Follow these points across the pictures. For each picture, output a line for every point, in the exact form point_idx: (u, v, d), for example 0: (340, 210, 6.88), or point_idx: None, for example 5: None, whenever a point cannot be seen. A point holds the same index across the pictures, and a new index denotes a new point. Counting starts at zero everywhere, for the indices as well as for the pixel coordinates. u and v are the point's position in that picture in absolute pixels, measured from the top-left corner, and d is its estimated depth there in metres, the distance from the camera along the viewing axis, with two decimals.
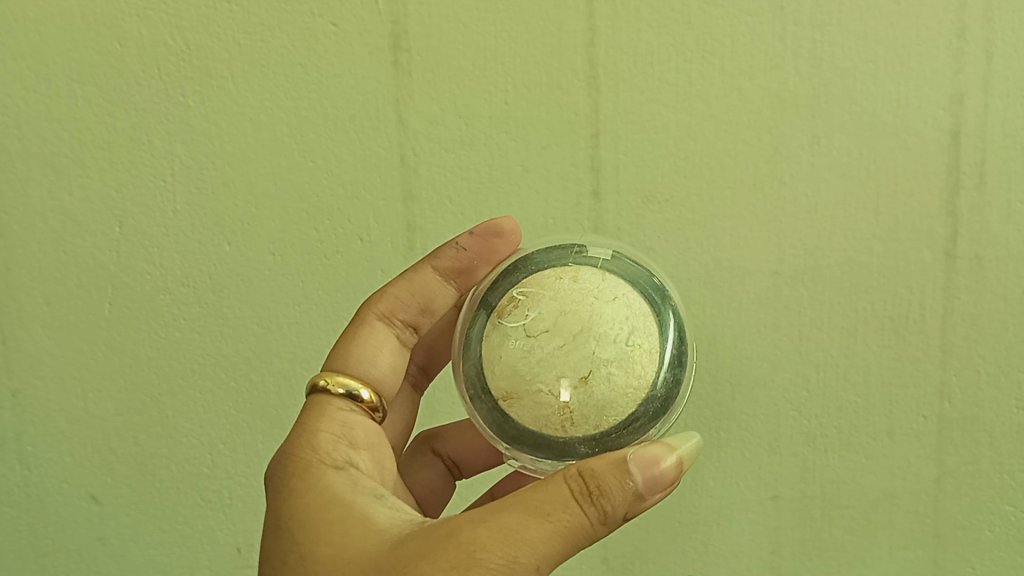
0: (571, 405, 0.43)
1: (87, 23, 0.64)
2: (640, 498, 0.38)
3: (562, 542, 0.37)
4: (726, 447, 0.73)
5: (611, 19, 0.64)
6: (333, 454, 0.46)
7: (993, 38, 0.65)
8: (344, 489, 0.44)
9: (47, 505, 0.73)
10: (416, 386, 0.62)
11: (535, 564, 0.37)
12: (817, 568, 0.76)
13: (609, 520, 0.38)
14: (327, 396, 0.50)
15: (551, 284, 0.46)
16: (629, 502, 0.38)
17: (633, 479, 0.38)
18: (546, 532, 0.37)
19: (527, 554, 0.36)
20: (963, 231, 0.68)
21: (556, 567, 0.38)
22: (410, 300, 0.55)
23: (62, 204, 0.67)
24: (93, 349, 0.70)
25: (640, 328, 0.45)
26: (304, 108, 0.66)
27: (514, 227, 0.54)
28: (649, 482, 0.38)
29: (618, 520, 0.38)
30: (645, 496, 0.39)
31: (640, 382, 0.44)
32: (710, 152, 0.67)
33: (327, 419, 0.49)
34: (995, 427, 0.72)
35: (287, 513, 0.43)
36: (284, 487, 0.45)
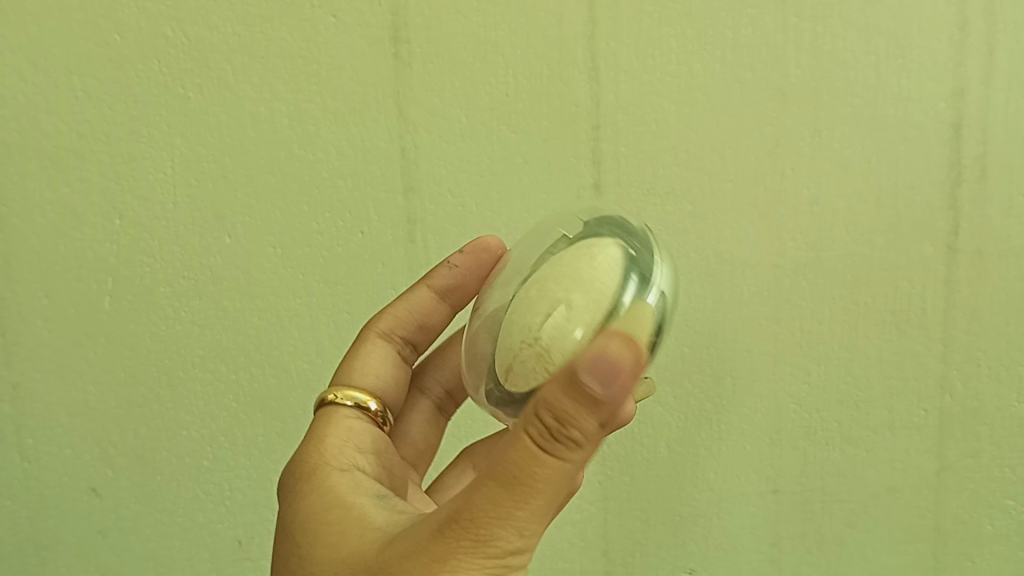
0: (545, 345, 0.42)
1: (86, 15, 0.64)
2: (608, 406, 0.34)
3: (541, 495, 0.36)
4: (727, 440, 0.73)
5: (612, 10, 0.64)
6: (338, 457, 0.47)
7: (995, 31, 0.65)
8: (346, 488, 0.45)
9: (47, 498, 0.73)
10: (443, 410, 0.63)
11: (521, 523, 0.36)
12: (817, 561, 0.76)
13: (582, 443, 0.35)
14: (335, 407, 0.52)
15: (522, 267, 0.47)
16: (596, 416, 0.34)
17: (589, 392, 0.33)
18: (520, 497, 0.35)
19: (505, 526, 0.36)
20: (964, 224, 0.68)
21: (544, 521, 0.37)
22: (407, 316, 0.57)
23: (62, 196, 0.67)
24: (93, 342, 0.70)
25: (591, 253, 0.44)
26: (304, 100, 0.65)
27: (501, 243, 0.57)
28: (607, 381, 0.33)
29: (596, 435, 0.35)
30: (612, 400, 0.34)
31: (602, 295, 0.42)
32: (712, 144, 0.67)
33: (333, 425, 0.50)
34: (996, 421, 0.72)
35: (292, 515, 0.44)
36: (291, 492, 0.46)
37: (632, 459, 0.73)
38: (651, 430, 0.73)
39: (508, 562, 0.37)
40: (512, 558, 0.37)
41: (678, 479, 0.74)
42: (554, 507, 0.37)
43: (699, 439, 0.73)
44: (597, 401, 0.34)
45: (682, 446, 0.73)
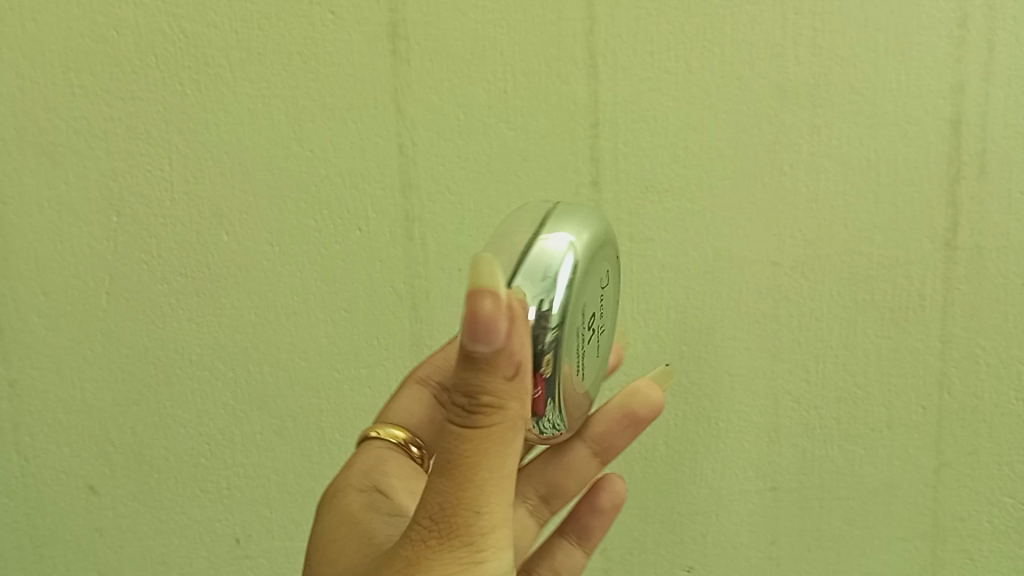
0: None
1: (83, 11, 0.64)
2: (502, 358, 0.36)
3: (479, 469, 0.38)
4: (726, 437, 0.72)
5: (610, 7, 0.64)
6: (360, 480, 0.54)
7: (994, 27, 0.65)
8: (356, 507, 0.51)
9: (45, 495, 0.73)
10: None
11: (473, 502, 0.38)
12: (816, 558, 0.76)
13: (497, 407, 0.37)
14: (372, 441, 0.58)
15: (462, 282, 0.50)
16: (497, 373, 0.37)
17: (477, 356, 0.36)
18: (460, 479, 0.38)
19: (458, 510, 0.38)
20: (964, 220, 0.68)
21: (498, 496, 0.39)
22: (446, 361, 0.62)
23: (59, 194, 0.67)
24: (91, 339, 0.69)
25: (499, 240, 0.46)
26: (303, 96, 0.65)
27: None
28: (481, 338, 0.35)
29: (507, 395, 0.37)
30: (497, 353, 0.36)
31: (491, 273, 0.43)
32: (709, 141, 0.66)
33: (360, 453, 0.57)
34: (995, 418, 0.71)
35: (316, 536, 0.51)
36: (320, 514, 0.53)
37: (631, 457, 0.73)
38: (651, 428, 0.73)
39: (480, 543, 0.39)
40: (483, 539, 0.39)
41: (677, 477, 0.74)
42: (507, 478, 0.39)
43: (698, 437, 0.73)
44: (487, 362, 0.36)
45: (681, 443, 0.73)
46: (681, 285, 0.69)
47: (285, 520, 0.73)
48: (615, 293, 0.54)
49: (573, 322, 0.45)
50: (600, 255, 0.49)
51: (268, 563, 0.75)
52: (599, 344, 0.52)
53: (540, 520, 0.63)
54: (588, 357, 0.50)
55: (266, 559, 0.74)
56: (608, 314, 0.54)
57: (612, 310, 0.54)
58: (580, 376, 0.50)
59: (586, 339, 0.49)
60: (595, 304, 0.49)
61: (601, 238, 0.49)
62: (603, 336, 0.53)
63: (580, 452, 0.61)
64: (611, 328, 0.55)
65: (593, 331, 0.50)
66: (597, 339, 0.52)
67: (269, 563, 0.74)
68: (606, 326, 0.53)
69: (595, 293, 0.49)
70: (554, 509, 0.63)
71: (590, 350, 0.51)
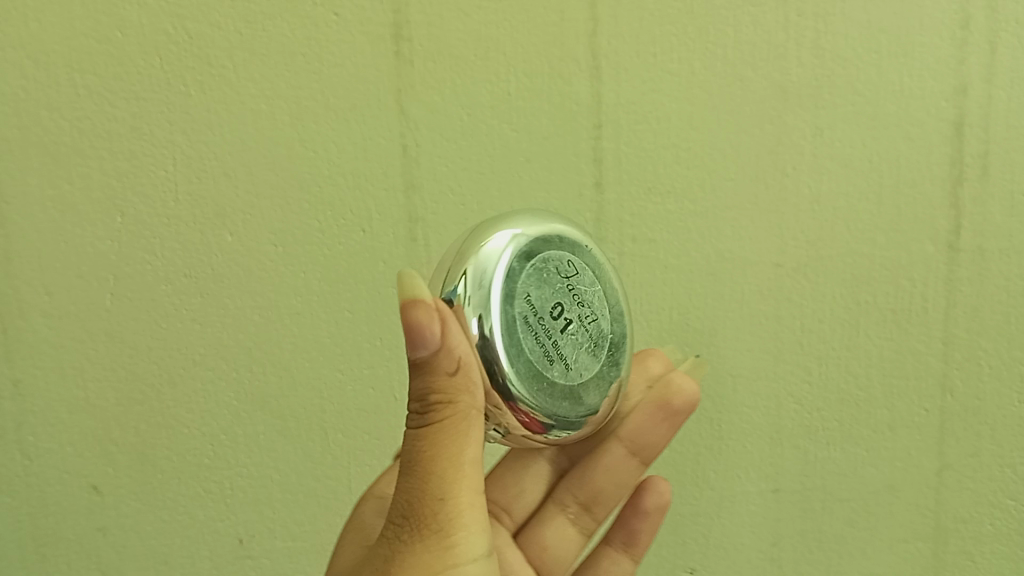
0: None
1: (87, 11, 0.64)
2: (442, 357, 0.41)
3: (439, 461, 0.41)
4: (727, 439, 0.72)
5: (613, 9, 0.64)
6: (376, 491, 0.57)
7: (996, 29, 0.65)
8: (368, 513, 0.54)
9: (46, 495, 0.72)
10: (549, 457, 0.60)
11: (434, 491, 0.41)
12: (819, 560, 0.75)
13: (447, 401, 0.42)
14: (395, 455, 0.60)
15: None
16: (439, 370, 0.42)
17: (420, 358, 0.41)
18: (422, 472, 0.41)
19: (424, 501, 0.41)
20: (965, 222, 0.68)
21: (462, 486, 0.42)
22: None
23: (62, 193, 0.67)
24: (94, 339, 0.69)
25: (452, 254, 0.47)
26: (306, 97, 0.65)
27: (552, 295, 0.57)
28: (419, 340, 0.40)
29: (455, 390, 0.42)
30: (437, 351, 0.41)
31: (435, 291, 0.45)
32: (711, 142, 0.67)
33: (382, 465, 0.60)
34: (997, 419, 0.72)
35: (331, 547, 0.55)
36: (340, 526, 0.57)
37: None
38: None
39: (447, 530, 0.41)
40: (449, 526, 0.41)
41: (679, 479, 0.73)
42: (471, 471, 0.42)
43: (700, 438, 0.72)
44: (431, 362, 0.41)
45: (683, 445, 0.73)
46: (683, 287, 0.69)
47: (287, 520, 0.74)
48: (594, 275, 0.50)
49: (513, 330, 0.44)
50: (536, 249, 0.47)
51: (269, 564, 0.74)
52: (586, 332, 0.49)
53: (584, 530, 0.60)
54: (573, 351, 0.48)
55: (268, 559, 0.74)
56: (597, 296, 0.50)
57: (599, 293, 0.50)
58: (567, 372, 0.47)
59: (554, 334, 0.47)
60: (554, 296, 0.47)
61: (531, 231, 0.47)
62: (589, 322, 0.49)
63: (617, 451, 0.59)
64: (605, 309, 0.50)
65: (566, 321, 0.47)
66: (578, 328, 0.48)
67: (271, 563, 0.74)
68: (593, 311, 0.49)
69: (546, 288, 0.46)
70: (599, 517, 0.60)
71: (577, 340, 0.48)
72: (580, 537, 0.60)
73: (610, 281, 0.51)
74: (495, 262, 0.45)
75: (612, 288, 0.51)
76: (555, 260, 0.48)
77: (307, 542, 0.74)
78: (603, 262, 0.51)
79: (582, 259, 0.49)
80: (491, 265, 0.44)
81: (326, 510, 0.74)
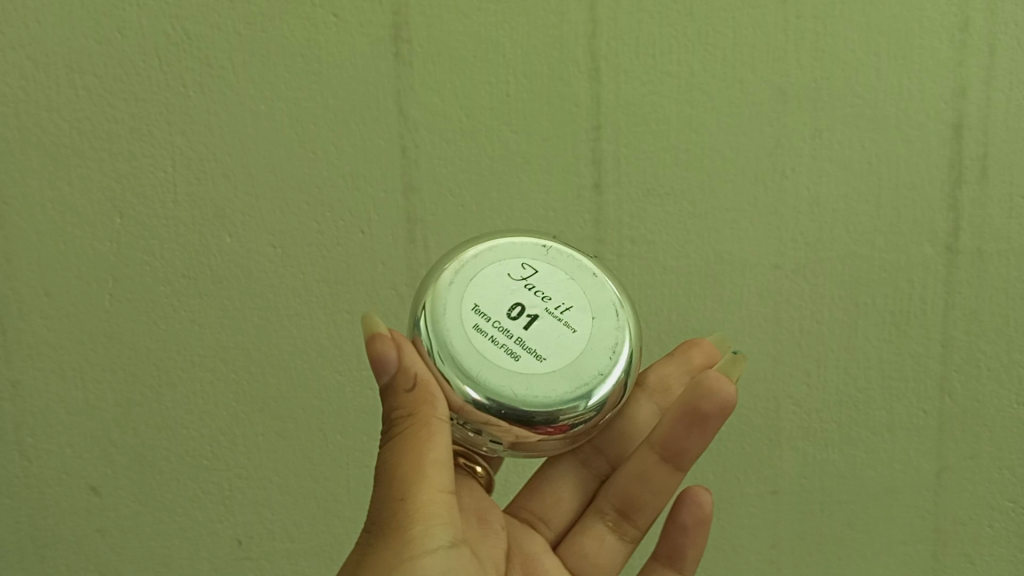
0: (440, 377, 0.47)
1: (86, 12, 0.64)
2: (400, 375, 0.43)
3: (399, 469, 0.42)
4: (727, 440, 0.72)
5: (613, 10, 0.64)
6: None
7: (996, 31, 0.66)
8: None
9: (45, 497, 0.72)
10: (588, 463, 0.57)
11: (394, 493, 0.42)
12: (820, 563, 0.75)
13: (408, 415, 0.43)
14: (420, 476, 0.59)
15: None
16: (399, 387, 0.43)
17: (381, 379, 0.43)
18: (386, 481, 0.42)
19: (387, 507, 0.42)
20: (964, 223, 0.68)
21: (425, 493, 0.42)
22: None
23: (62, 194, 0.67)
24: (93, 340, 0.69)
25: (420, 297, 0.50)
26: (305, 99, 0.65)
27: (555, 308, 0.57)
28: (377, 362, 0.43)
29: (414, 405, 0.43)
30: (396, 371, 0.43)
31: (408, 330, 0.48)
32: (710, 144, 0.67)
33: None
34: (996, 421, 0.72)
35: None
36: None
37: None
38: None
39: (406, 528, 0.41)
40: (408, 526, 0.41)
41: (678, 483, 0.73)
42: (437, 481, 0.42)
43: None
44: (392, 382, 0.43)
45: None
46: (683, 288, 0.69)
47: (285, 521, 0.74)
48: (559, 270, 0.50)
49: (463, 337, 0.46)
50: (484, 263, 0.49)
51: (269, 565, 0.74)
52: (558, 321, 0.47)
53: (629, 538, 0.55)
54: (552, 341, 0.46)
55: (267, 560, 0.74)
56: (566, 288, 0.49)
57: (567, 284, 0.49)
58: (543, 363, 0.46)
59: (517, 331, 0.46)
60: (512, 297, 0.47)
61: (479, 250, 0.49)
62: (560, 312, 0.47)
63: (647, 456, 0.53)
64: (577, 297, 0.49)
65: (530, 318, 0.47)
66: (548, 320, 0.47)
67: (271, 564, 0.74)
68: (563, 301, 0.48)
69: (499, 293, 0.47)
70: (641, 524, 0.55)
71: (552, 332, 0.47)
72: (625, 546, 0.55)
73: (584, 273, 0.50)
74: (437, 284, 0.48)
75: (586, 277, 0.50)
76: (505, 269, 0.49)
77: (307, 542, 0.74)
78: (572, 256, 0.50)
79: (545, 260, 0.50)
80: (438, 298, 0.47)
81: (326, 512, 0.73)
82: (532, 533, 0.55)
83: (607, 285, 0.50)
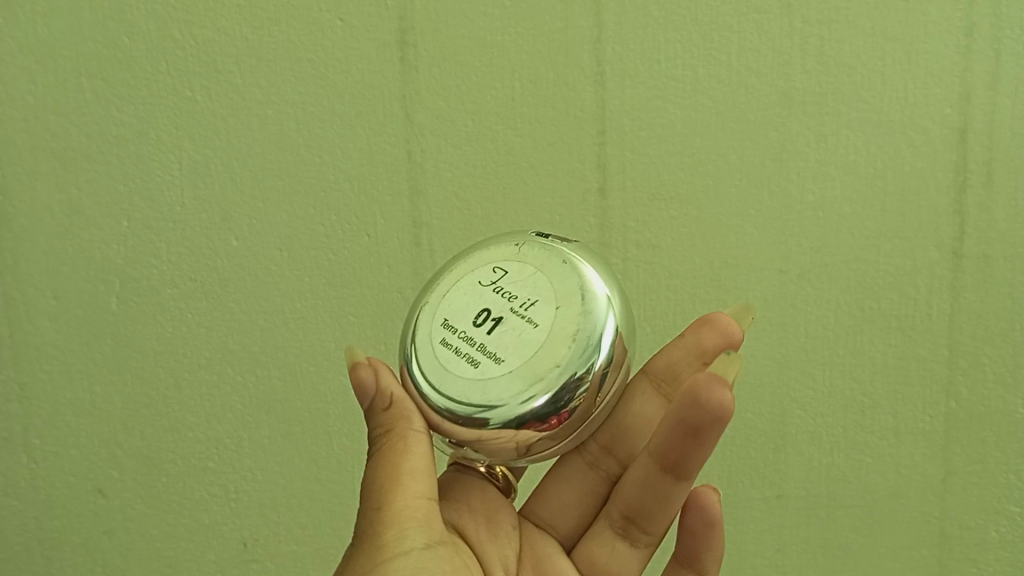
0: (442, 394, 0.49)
1: (95, 17, 0.64)
2: (377, 397, 0.46)
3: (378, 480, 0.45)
4: (732, 444, 0.72)
5: (618, 15, 0.64)
6: None
7: (1002, 36, 0.65)
8: None
9: (53, 498, 0.72)
10: (597, 466, 0.56)
11: (372, 501, 0.45)
12: (824, 567, 0.75)
13: (386, 432, 0.46)
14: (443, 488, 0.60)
15: None
16: (378, 407, 0.46)
17: (363, 401, 0.47)
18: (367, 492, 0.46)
19: (367, 515, 0.45)
20: (970, 229, 0.68)
21: (402, 501, 0.45)
22: None
23: (70, 198, 0.67)
24: (101, 343, 0.70)
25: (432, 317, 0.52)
26: (312, 103, 0.66)
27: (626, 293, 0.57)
28: (357, 387, 0.46)
29: (390, 422, 0.46)
30: (373, 393, 0.46)
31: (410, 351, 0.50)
32: (716, 148, 0.67)
33: None
34: (1002, 426, 0.72)
35: None
36: None
37: None
38: None
39: (381, 534, 0.44)
40: (382, 534, 0.44)
41: None
42: (412, 490, 0.45)
43: None
44: (371, 403, 0.47)
45: None
46: (688, 292, 0.69)
47: (290, 523, 0.74)
48: (530, 264, 0.47)
49: (430, 353, 0.46)
50: (459, 274, 0.49)
51: (274, 567, 0.74)
52: (522, 319, 0.45)
53: (642, 543, 0.54)
54: (513, 343, 0.45)
55: (272, 563, 0.74)
56: (536, 282, 0.47)
57: (536, 277, 0.47)
58: (503, 365, 0.44)
59: (480, 338, 0.46)
60: (478, 304, 0.47)
61: (456, 262, 0.50)
62: (524, 308, 0.46)
63: (644, 465, 0.50)
64: (544, 289, 0.46)
65: (495, 322, 0.46)
66: (513, 320, 0.45)
67: (276, 567, 0.74)
68: (530, 296, 0.46)
69: (467, 302, 0.47)
70: (652, 530, 0.53)
71: (514, 333, 0.45)
72: (639, 550, 0.54)
73: (556, 262, 0.47)
74: (416, 304, 0.49)
75: (557, 266, 0.47)
76: (477, 276, 0.48)
77: (313, 545, 0.74)
78: (547, 248, 0.48)
79: (518, 257, 0.48)
80: (413, 321, 0.48)
81: (331, 514, 0.74)
82: (541, 537, 0.55)
83: (578, 268, 0.46)
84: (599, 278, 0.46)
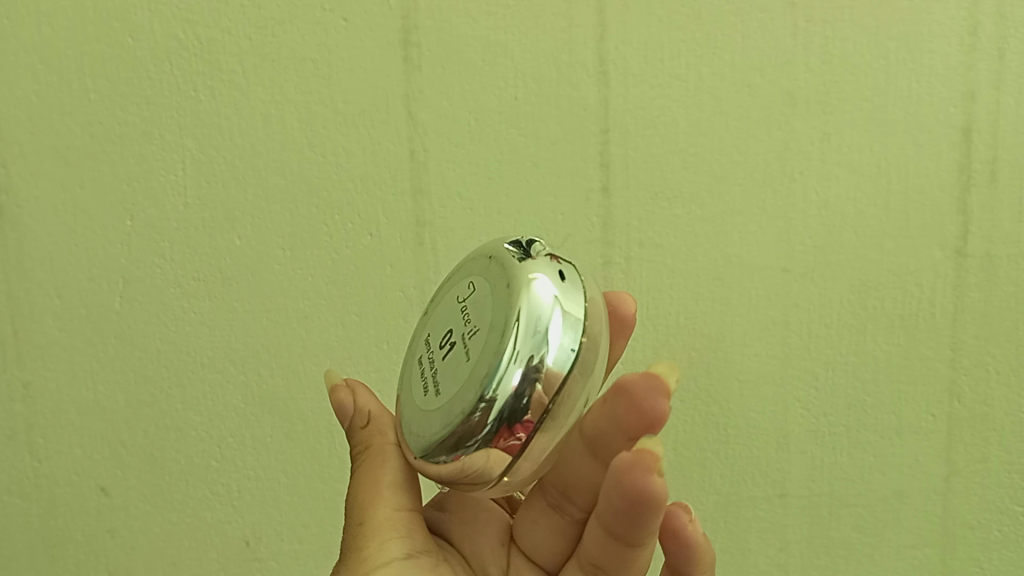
0: None
1: (99, 16, 0.64)
2: (354, 416, 0.48)
3: (360, 495, 0.46)
4: (735, 444, 0.72)
5: (622, 14, 0.64)
6: None
7: (1006, 35, 0.66)
8: None
9: (57, 496, 0.72)
10: (561, 509, 0.48)
11: (355, 517, 0.46)
12: (827, 567, 0.75)
13: (365, 447, 0.47)
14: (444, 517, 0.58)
15: None
16: (356, 426, 0.48)
17: (343, 421, 0.49)
18: (352, 508, 0.47)
19: (352, 531, 0.46)
20: (974, 229, 0.68)
21: (382, 511, 0.45)
22: None
23: (73, 196, 0.67)
24: (104, 342, 0.70)
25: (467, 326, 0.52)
26: (315, 102, 0.66)
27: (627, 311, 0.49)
28: (336, 409, 0.49)
29: (368, 437, 0.48)
30: (348, 412, 0.48)
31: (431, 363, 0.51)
32: (721, 147, 0.67)
33: None
34: (1006, 426, 0.72)
35: None
36: None
37: None
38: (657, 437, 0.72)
39: (363, 547, 0.45)
40: (365, 547, 0.45)
41: (689, 487, 0.72)
42: (391, 499, 0.46)
43: (707, 443, 0.72)
44: (349, 422, 0.49)
45: (690, 450, 0.72)
46: (691, 291, 0.69)
47: (294, 522, 0.74)
48: (487, 284, 0.42)
49: (408, 373, 0.47)
50: (452, 289, 0.47)
51: (278, 566, 0.74)
52: (464, 349, 0.42)
53: None
54: (448, 375, 0.42)
55: (276, 562, 0.74)
56: (486, 305, 0.42)
57: (487, 300, 0.42)
58: (437, 398, 0.42)
59: (436, 364, 0.44)
60: (448, 327, 0.45)
61: (455, 275, 0.47)
62: (467, 337, 0.42)
63: (596, 530, 0.45)
64: (485, 315, 0.41)
65: (450, 347, 0.43)
66: (459, 349, 0.42)
67: (279, 565, 0.74)
68: (478, 323, 0.41)
69: (443, 323, 0.45)
70: None
71: (456, 362, 0.42)
72: None
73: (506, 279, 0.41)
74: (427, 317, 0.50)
75: (504, 284, 0.41)
76: (457, 293, 0.46)
77: (316, 543, 0.74)
78: (506, 261, 0.42)
79: (485, 273, 0.43)
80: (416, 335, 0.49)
81: (335, 513, 0.74)
82: (522, 572, 0.51)
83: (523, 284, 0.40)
84: (549, 285, 0.39)
